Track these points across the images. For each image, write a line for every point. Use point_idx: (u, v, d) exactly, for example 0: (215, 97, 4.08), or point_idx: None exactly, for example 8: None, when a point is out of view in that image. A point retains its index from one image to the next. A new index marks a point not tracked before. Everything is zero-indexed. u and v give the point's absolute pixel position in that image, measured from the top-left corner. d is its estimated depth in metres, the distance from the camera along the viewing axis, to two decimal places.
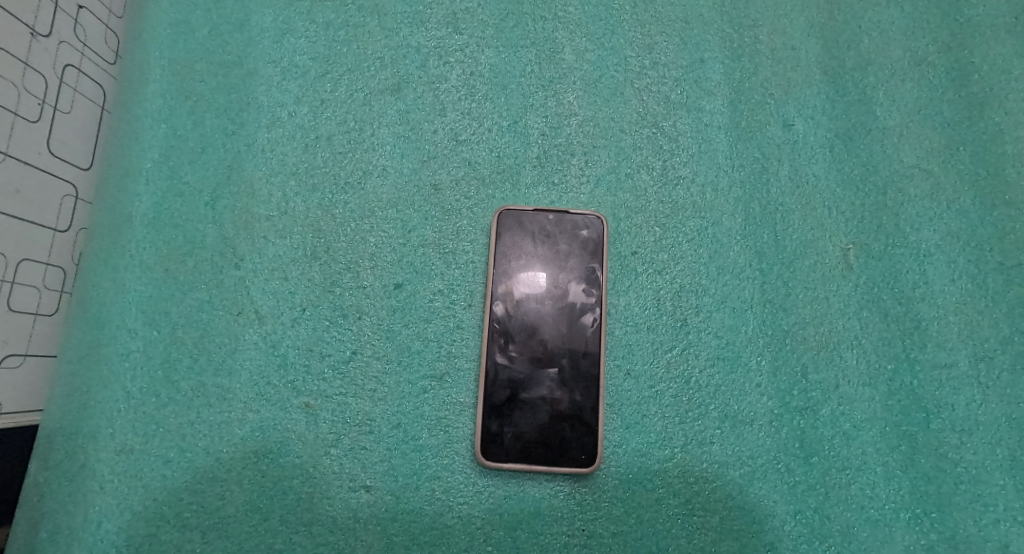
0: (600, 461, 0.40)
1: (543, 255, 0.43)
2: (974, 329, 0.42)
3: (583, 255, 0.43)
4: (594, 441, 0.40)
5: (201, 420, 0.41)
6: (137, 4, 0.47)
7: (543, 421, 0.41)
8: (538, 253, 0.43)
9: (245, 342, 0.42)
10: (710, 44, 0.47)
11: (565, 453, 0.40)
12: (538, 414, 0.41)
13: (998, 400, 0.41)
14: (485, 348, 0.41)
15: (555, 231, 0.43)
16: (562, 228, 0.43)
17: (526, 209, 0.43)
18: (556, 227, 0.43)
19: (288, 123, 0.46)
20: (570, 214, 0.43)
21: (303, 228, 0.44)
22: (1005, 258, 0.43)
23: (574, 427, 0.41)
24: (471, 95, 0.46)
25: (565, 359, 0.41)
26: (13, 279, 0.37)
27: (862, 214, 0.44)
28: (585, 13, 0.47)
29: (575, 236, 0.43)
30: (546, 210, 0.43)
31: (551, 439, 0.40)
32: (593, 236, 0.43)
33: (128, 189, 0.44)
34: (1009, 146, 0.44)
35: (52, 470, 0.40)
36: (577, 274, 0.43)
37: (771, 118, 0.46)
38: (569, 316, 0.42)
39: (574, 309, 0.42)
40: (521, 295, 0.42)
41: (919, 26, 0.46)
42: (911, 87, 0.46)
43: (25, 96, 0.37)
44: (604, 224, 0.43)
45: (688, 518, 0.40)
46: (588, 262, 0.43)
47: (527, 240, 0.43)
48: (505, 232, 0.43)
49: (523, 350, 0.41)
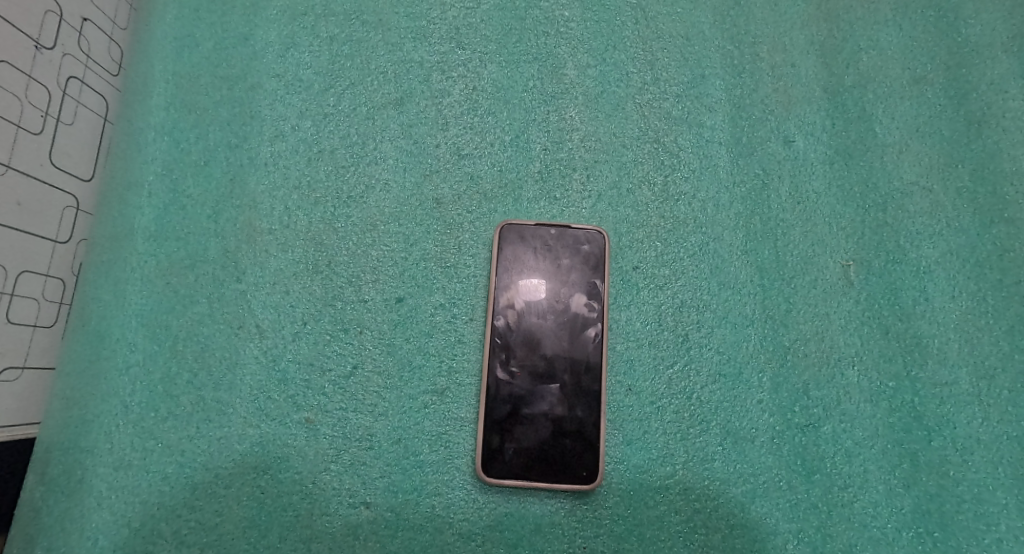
0: (601, 477, 0.40)
1: (544, 268, 0.43)
2: (976, 346, 0.42)
3: (585, 269, 0.43)
4: (596, 458, 0.40)
5: (200, 435, 0.41)
6: (142, 18, 0.47)
7: (545, 437, 0.40)
8: (539, 267, 0.43)
9: (245, 356, 0.42)
10: (711, 61, 0.47)
11: (567, 469, 0.40)
12: (539, 430, 0.41)
13: (1000, 418, 0.41)
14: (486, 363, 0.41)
15: (557, 245, 0.43)
16: (563, 242, 0.43)
17: (528, 223, 0.43)
18: (558, 241, 0.43)
19: (290, 136, 0.46)
20: (572, 229, 0.43)
21: (305, 241, 0.44)
22: (1005, 275, 0.43)
23: (575, 442, 0.40)
24: (474, 109, 0.46)
25: (566, 374, 0.41)
26: (12, 291, 0.37)
27: (863, 231, 0.44)
28: (587, 29, 0.48)
29: (576, 250, 0.43)
30: (548, 225, 0.43)
31: (552, 455, 0.40)
32: (594, 250, 0.43)
33: (130, 200, 0.44)
34: (1008, 164, 0.45)
35: (49, 485, 0.40)
36: (578, 289, 0.43)
37: (771, 135, 0.46)
38: (570, 330, 0.42)
39: (575, 323, 0.42)
40: (521, 309, 0.42)
41: (918, 44, 0.47)
42: (910, 104, 0.46)
43: (28, 107, 0.37)
44: (606, 239, 0.43)
45: (690, 536, 0.40)
46: (590, 277, 0.43)
47: (529, 254, 0.43)
48: (506, 246, 0.43)
49: (524, 364, 0.41)
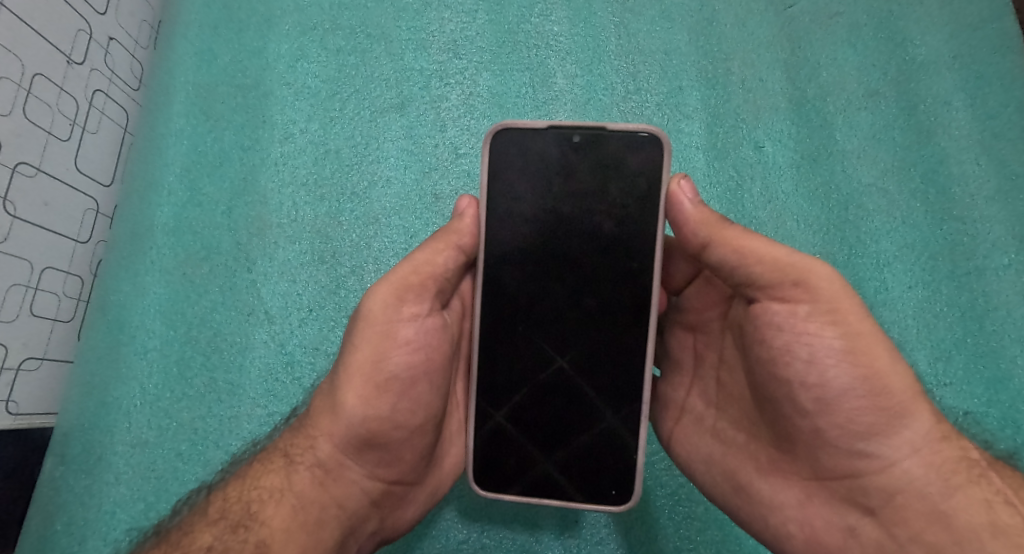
0: (633, 500, 0.34)
1: (562, 188, 0.33)
2: (932, 330, 0.46)
3: (622, 190, 0.33)
4: (624, 474, 0.34)
5: (211, 414, 0.45)
6: (166, 36, 0.52)
7: (557, 443, 0.35)
8: (555, 186, 0.33)
9: (254, 340, 0.46)
10: (688, 74, 0.51)
11: (589, 485, 0.35)
12: (546, 437, 0.34)
13: (954, 396, 0.45)
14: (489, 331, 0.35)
15: (581, 157, 0.33)
16: (594, 153, 0.33)
17: (540, 125, 0.33)
18: (585, 149, 0.33)
19: (299, 138, 0.50)
20: (609, 131, 0.33)
21: (312, 234, 0.48)
22: (955, 267, 0.47)
23: (593, 452, 0.34)
24: (470, 113, 0.50)
25: (582, 361, 0.34)
26: (37, 285, 0.42)
27: (827, 226, 0.48)
28: (574, 42, 0.52)
29: (611, 163, 0.33)
30: (571, 127, 0.33)
31: (561, 466, 0.35)
32: (640, 160, 0.32)
33: (150, 201, 0.49)
34: (954, 168, 0.48)
35: (68, 464, 0.44)
36: (609, 218, 0.33)
37: (743, 141, 0.50)
38: (594, 292, 0.34)
39: (602, 288, 0.34)
40: (525, 273, 0.34)
41: (874, 58, 0.51)
42: (865, 115, 0.50)
43: (58, 116, 0.42)
44: (660, 141, 0.32)
45: (675, 508, 0.44)
46: (628, 203, 0.33)
47: (541, 170, 0.33)
48: (511, 158, 0.33)
49: (528, 345, 0.35)
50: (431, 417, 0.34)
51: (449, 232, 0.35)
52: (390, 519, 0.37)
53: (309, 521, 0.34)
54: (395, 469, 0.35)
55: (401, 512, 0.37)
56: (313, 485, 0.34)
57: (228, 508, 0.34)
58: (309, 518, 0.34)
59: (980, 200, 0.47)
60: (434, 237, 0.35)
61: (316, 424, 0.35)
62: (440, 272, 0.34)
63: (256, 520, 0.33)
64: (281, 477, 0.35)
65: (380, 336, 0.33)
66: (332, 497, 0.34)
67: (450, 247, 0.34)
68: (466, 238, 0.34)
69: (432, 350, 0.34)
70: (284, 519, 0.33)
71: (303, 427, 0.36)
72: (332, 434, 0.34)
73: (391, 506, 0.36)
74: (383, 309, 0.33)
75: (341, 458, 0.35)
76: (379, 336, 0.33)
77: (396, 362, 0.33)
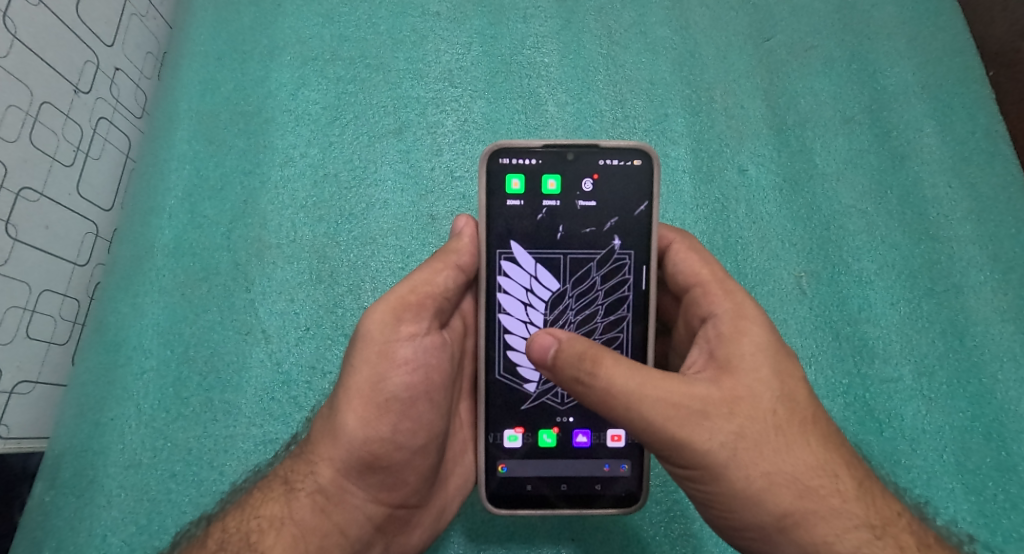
0: (644, 500, 0.36)
1: (558, 199, 0.36)
2: (916, 346, 0.47)
3: (616, 202, 0.36)
4: (630, 478, 0.36)
5: (207, 434, 0.46)
6: (170, 67, 0.53)
7: (561, 450, 0.36)
8: (558, 196, 0.36)
9: (251, 359, 0.47)
10: (674, 102, 0.53)
11: (597, 493, 0.36)
12: (553, 446, 0.36)
13: (940, 410, 0.46)
14: (502, 343, 0.36)
15: (576, 171, 0.36)
16: (589, 167, 0.36)
17: (535, 144, 0.35)
18: (579, 165, 0.36)
19: (299, 162, 0.51)
20: (601, 147, 0.36)
21: (310, 254, 0.49)
22: (934, 284, 0.48)
23: (599, 459, 0.36)
24: (466, 138, 0.52)
25: None
26: (34, 307, 0.42)
27: (810, 247, 0.50)
28: (564, 72, 0.54)
29: (606, 175, 0.36)
30: (566, 145, 0.36)
31: (568, 475, 0.36)
32: (632, 171, 0.36)
33: (152, 224, 0.50)
34: (928, 191, 0.50)
35: (59, 487, 0.44)
36: (606, 227, 0.36)
37: (728, 165, 0.52)
38: (598, 298, 0.36)
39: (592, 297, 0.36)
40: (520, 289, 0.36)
41: (848, 88, 0.53)
42: (841, 141, 0.52)
43: (63, 143, 0.43)
44: (650, 155, 0.35)
45: (670, 524, 0.44)
46: (621, 214, 0.36)
47: (538, 183, 0.36)
48: (509, 176, 0.36)
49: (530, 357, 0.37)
50: (432, 438, 0.35)
51: (447, 251, 0.36)
52: (394, 544, 0.37)
53: (311, 549, 0.34)
54: (398, 492, 0.36)
55: (406, 537, 0.38)
56: (313, 513, 0.35)
57: (227, 539, 0.34)
58: (310, 546, 0.34)
59: (954, 221, 0.49)
60: (433, 257, 0.36)
61: (315, 451, 0.35)
62: (438, 293, 0.35)
63: (257, 550, 0.33)
64: (282, 505, 0.35)
65: (379, 357, 0.33)
66: (332, 524, 0.35)
67: (449, 266, 0.35)
68: (465, 256, 0.36)
69: (431, 370, 0.35)
70: (284, 547, 0.34)
71: (300, 457, 0.36)
72: (331, 460, 0.35)
73: (395, 531, 0.37)
74: (382, 330, 0.34)
75: (342, 485, 0.35)
76: (379, 359, 0.33)
77: (396, 383, 0.34)
